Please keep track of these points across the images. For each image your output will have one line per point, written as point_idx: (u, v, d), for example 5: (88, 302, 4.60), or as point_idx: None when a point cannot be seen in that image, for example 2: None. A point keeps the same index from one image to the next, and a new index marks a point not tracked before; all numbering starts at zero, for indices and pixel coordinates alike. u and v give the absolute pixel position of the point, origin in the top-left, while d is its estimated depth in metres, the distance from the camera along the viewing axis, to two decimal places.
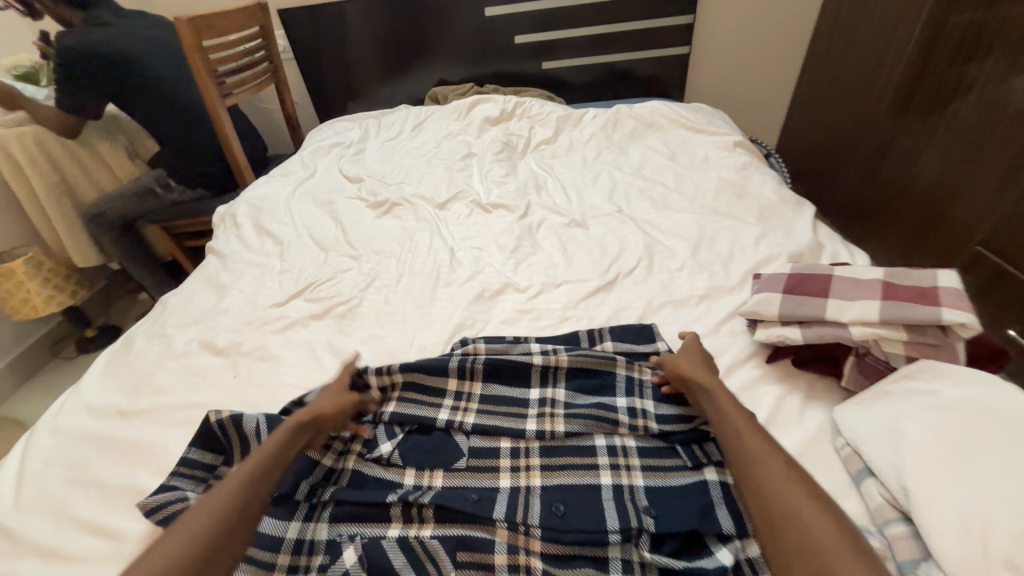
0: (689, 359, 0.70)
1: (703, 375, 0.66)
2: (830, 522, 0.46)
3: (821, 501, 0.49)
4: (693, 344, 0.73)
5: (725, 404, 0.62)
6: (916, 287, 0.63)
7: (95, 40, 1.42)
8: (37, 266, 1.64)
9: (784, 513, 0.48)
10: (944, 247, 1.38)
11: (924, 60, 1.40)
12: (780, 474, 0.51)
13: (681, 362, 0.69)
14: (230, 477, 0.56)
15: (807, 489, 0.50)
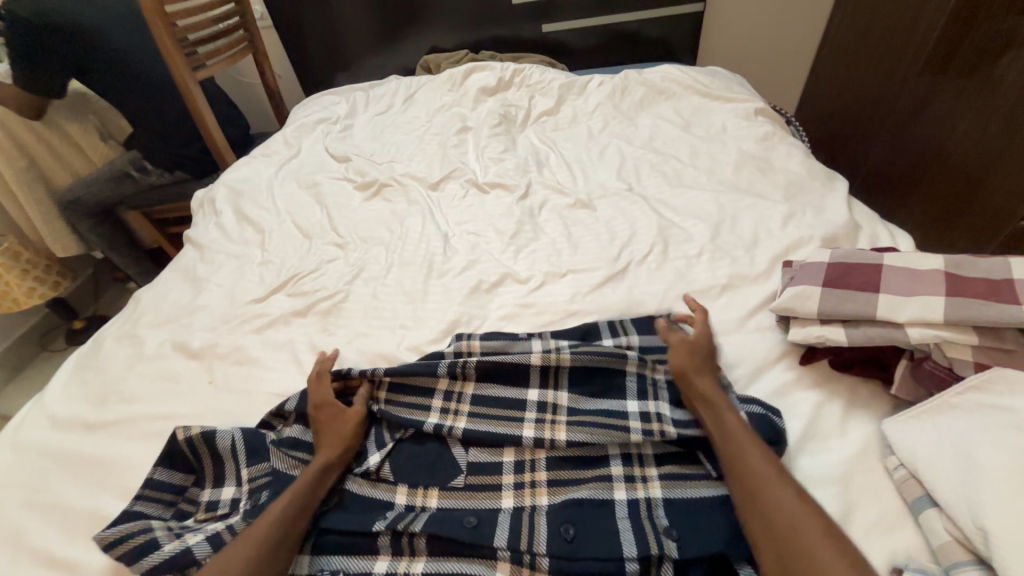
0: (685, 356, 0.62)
1: (699, 379, 0.59)
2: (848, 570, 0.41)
3: (830, 532, 0.43)
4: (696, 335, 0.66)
5: (728, 415, 0.55)
6: (987, 280, 0.53)
7: (48, 8, 1.28)
8: (15, 257, 1.56)
9: (795, 553, 0.43)
10: (981, 221, 1.26)
11: (968, 11, 1.24)
12: (789, 508, 0.45)
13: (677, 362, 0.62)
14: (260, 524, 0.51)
15: (823, 527, 0.44)
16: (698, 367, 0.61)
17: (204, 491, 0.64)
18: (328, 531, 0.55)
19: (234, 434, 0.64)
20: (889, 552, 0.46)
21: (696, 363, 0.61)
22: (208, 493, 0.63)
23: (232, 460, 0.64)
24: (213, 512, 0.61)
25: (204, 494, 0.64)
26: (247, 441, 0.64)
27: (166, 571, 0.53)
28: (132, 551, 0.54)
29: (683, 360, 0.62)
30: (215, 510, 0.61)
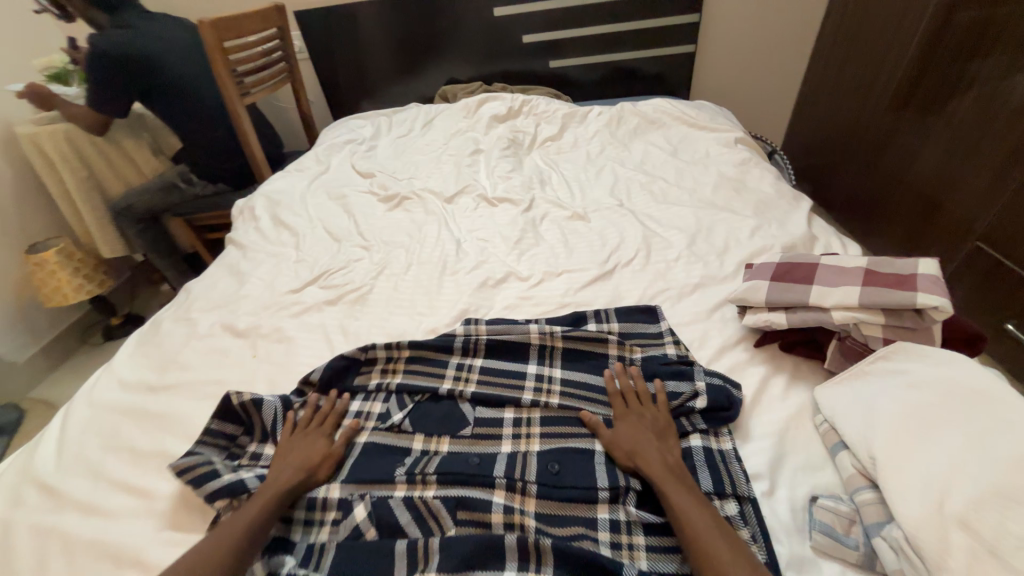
0: (633, 432, 0.64)
1: (653, 465, 0.59)
2: None
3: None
4: (639, 417, 0.66)
5: (681, 496, 0.55)
6: (897, 274, 0.66)
7: (122, 42, 1.49)
8: (69, 257, 1.73)
9: None
10: (944, 240, 1.40)
11: (925, 58, 1.42)
12: None
13: (623, 439, 0.63)
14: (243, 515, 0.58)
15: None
16: (646, 442, 0.62)
17: (251, 442, 0.76)
18: (357, 473, 0.65)
19: (272, 404, 0.75)
20: (811, 485, 0.58)
21: (643, 437, 0.62)
22: (257, 444, 0.75)
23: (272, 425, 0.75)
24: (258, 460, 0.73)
25: (252, 445, 0.75)
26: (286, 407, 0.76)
27: (224, 495, 0.64)
28: (196, 478, 0.65)
29: (631, 440, 0.63)
30: (259, 460, 0.73)
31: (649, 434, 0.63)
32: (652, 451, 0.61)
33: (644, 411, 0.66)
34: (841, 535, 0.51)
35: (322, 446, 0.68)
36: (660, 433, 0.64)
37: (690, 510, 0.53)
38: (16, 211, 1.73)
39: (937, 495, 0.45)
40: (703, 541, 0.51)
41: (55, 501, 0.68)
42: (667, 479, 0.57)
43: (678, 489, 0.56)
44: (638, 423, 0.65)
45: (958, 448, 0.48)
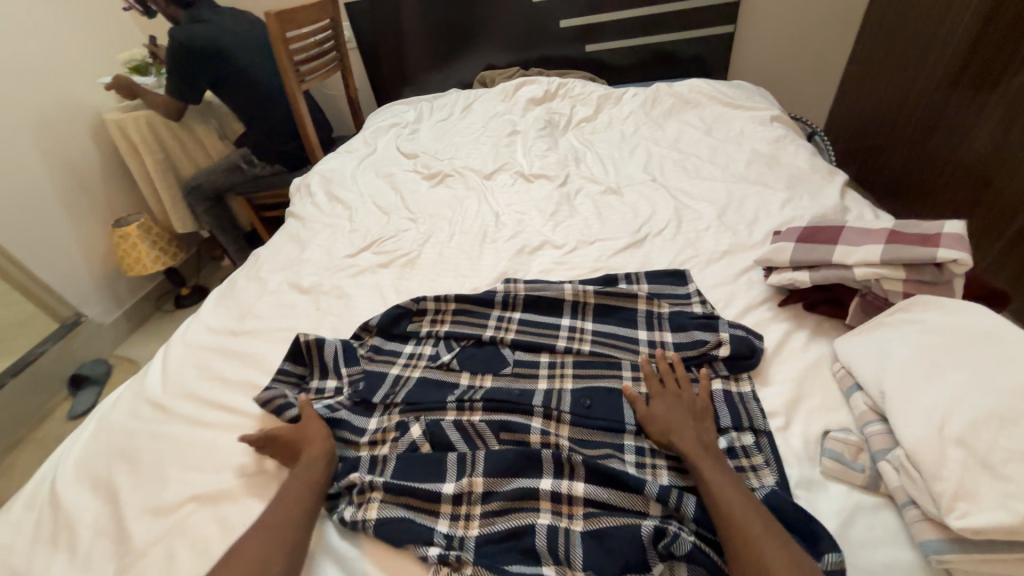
0: (670, 410, 0.64)
1: (686, 442, 0.59)
2: None
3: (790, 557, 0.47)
4: (678, 397, 0.66)
5: (713, 472, 0.55)
6: (922, 233, 0.69)
7: (197, 35, 1.64)
8: (147, 231, 1.93)
9: None
10: (993, 220, 1.36)
11: (979, 34, 1.37)
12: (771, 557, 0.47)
13: (657, 420, 0.63)
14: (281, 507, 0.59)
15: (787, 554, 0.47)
16: (683, 422, 0.62)
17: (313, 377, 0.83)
18: (413, 402, 0.73)
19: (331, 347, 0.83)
20: (824, 422, 0.63)
21: (679, 415, 0.63)
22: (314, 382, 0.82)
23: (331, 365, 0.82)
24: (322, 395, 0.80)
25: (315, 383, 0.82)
26: (347, 350, 0.84)
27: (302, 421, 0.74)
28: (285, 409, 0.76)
29: (666, 418, 0.63)
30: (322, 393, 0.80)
31: (685, 414, 0.63)
32: (687, 428, 0.61)
33: (681, 393, 0.67)
34: (848, 459, 0.56)
35: (308, 429, 0.69)
36: (697, 415, 0.64)
37: (721, 484, 0.54)
38: (104, 190, 1.94)
39: (938, 418, 0.50)
40: (736, 514, 0.50)
41: (164, 416, 0.81)
42: (700, 454, 0.58)
43: (709, 464, 0.56)
44: (675, 404, 0.65)
45: (964, 382, 0.52)
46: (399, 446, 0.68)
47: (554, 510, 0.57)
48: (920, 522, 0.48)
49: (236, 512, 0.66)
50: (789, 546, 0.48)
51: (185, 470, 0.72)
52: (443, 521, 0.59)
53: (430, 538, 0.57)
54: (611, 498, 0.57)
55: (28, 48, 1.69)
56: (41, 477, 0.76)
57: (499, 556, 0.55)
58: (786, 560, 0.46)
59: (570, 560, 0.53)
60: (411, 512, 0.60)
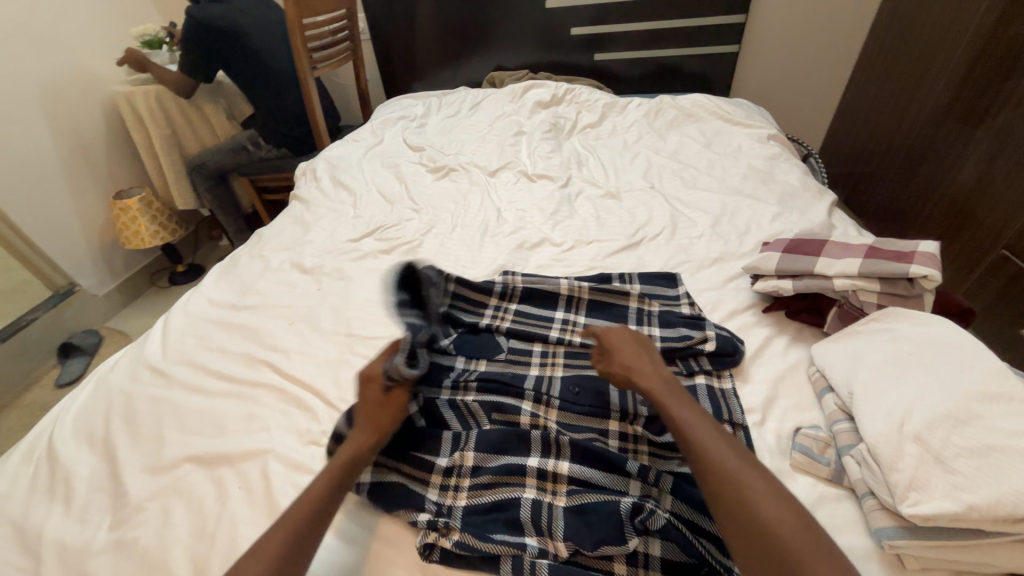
0: (627, 353, 0.68)
1: (650, 381, 0.63)
2: (789, 518, 0.47)
3: (769, 484, 0.50)
4: (630, 337, 0.71)
5: (681, 407, 0.59)
6: (898, 250, 0.74)
7: (214, 15, 1.66)
8: (148, 205, 1.93)
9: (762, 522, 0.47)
10: (973, 247, 1.42)
11: (970, 69, 1.44)
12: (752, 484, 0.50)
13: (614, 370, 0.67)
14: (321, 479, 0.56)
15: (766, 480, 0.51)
16: (640, 361, 0.67)
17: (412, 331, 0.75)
18: None
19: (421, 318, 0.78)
20: (797, 420, 0.67)
21: (636, 357, 0.67)
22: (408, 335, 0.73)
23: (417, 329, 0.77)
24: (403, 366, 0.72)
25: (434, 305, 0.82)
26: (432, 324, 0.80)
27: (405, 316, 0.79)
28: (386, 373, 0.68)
29: (624, 358, 0.68)
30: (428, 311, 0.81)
31: (640, 352, 0.69)
32: (647, 364, 0.66)
33: (630, 334, 0.72)
34: (816, 454, 0.60)
35: (382, 411, 0.64)
36: (650, 353, 0.69)
37: (691, 419, 0.58)
38: (105, 161, 1.94)
39: (899, 417, 0.54)
40: (709, 446, 0.54)
41: (164, 380, 0.83)
42: (664, 393, 0.62)
43: (680, 401, 0.60)
44: (629, 345, 0.70)
45: (926, 386, 0.56)
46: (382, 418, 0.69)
47: (539, 486, 0.60)
48: (877, 511, 0.52)
49: (232, 475, 0.68)
50: (766, 476, 0.51)
51: (184, 433, 0.74)
52: (433, 490, 0.62)
53: (420, 506, 0.60)
54: (594, 478, 0.60)
55: (42, 14, 1.70)
56: (38, 432, 0.77)
57: (488, 525, 0.58)
58: (768, 488, 0.50)
59: (553, 533, 0.56)
60: (405, 480, 0.63)
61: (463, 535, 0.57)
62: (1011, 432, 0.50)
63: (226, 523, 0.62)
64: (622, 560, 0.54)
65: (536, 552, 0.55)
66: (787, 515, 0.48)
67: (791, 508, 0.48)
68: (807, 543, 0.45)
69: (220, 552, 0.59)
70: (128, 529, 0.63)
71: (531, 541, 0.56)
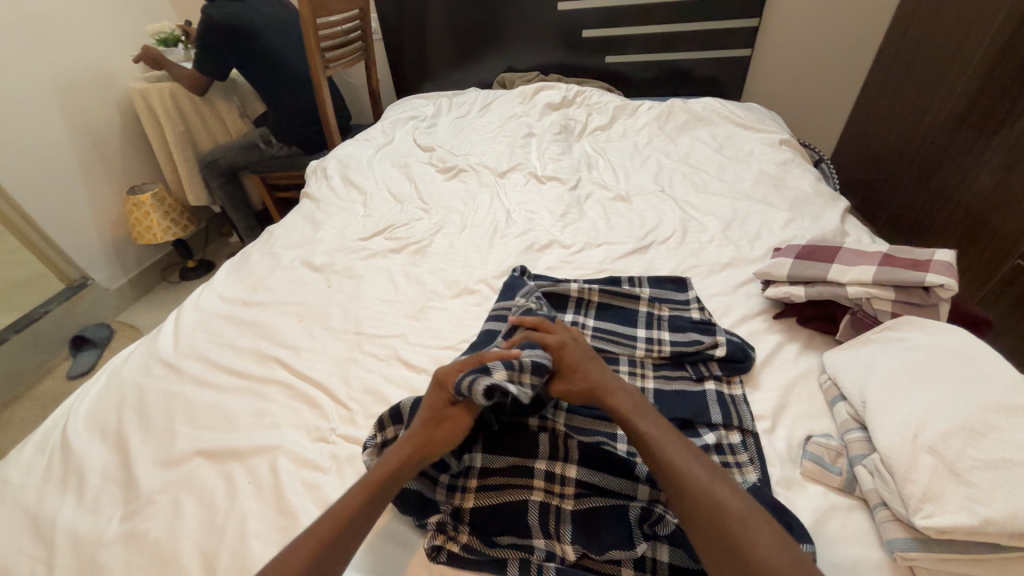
0: (582, 361, 0.65)
1: (613, 393, 0.61)
2: (767, 535, 0.47)
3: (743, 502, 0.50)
4: (579, 342, 0.68)
5: (648, 423, 0.58)
6: (913, 259, 0.73)
7: (229, 14, 1.68)
8: (161, 201, 1.95)
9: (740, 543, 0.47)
10: (989, 256, 1.40)
11: (988, 76, 1.42)
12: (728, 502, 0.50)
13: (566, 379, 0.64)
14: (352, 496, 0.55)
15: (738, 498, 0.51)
16: (598, 370, 0.64)
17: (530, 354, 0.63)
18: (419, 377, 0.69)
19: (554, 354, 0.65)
20: (808, 428, 0.66)
21: (591, 366, 0.65)
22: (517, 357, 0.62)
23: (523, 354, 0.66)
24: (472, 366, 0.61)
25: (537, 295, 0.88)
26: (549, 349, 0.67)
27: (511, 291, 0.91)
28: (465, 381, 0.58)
29: (578, 367, 0.64)
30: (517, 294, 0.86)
31: (595, 360, 0.66)
32: (601, 373, 0.64)
33: (577, 338, 0.69)
34: (828, 463, 0.60)
35: (438, 430, 0.59)
36: (600, 361, 0.67)
37: (659, 434, 0.56)
38: (120, 156, 1.97)
39: (914, 427, 0.53)
40: (680, 464, 0.53)
41: (176, 374, 0.83)
42: (629, 408, 0.60)
43: (645, 415, 0.59)
44: (581, 351, 0.67)
45: (941, 396, 0.56)
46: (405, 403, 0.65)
47: (547, 490, 0.60)
48: (889, 522, 0.51)
49: (242, 470, 0.69)
50: (738, 492, 0.51)
51: (195, 427, 0.75)
52: (440, 492, 0.61)
53: (429, 508, 0.60)
54: (604, 483, 0.60)
55: (62, 11, 1.72)
56: (52, 423, 0.78)
57: (496, 526, 0.58)
58: (743, 505, 0.50)
59: (561, 537, 0.56)
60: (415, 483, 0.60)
61: (472, 538, 0.57)
62: None
63: (236, 517, 0.63)
64: (630, 565, 0.54)
65: (544, 556, 0.55)
66: (765, 532, 0.48)
67: (768, 525, 0.48)
68: (788, 563, 0.45)
69: (229, 546, 0.60)
70: (140, 521, 0.63)
71: (539, 543, 0.56)
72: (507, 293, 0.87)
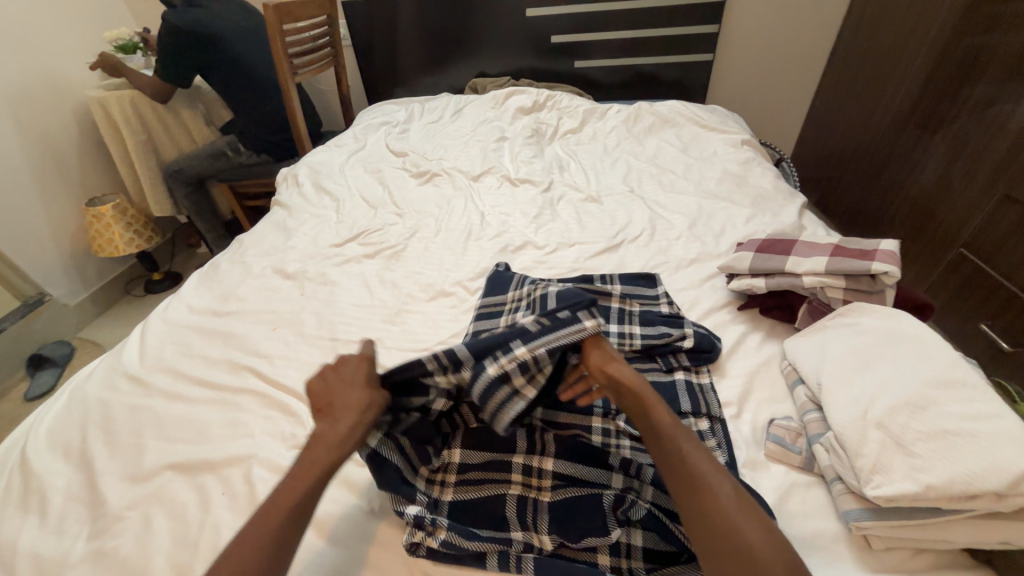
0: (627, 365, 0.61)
1: (654, 402, 0.57)
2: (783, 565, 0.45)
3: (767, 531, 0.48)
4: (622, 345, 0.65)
5: (685, 439, 0.54)
6: (862, 249, 0.78)
7: (191, 19, 1.64)
8: (123, 212, 1.88)
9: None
10: (934, 247, 1.49)
11: (930, 78, 1.51)
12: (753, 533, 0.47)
13: (593, 350, 0.61)
14: (293, 480, 0.53)
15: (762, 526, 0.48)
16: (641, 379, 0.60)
17: (558, 336, 0.60)
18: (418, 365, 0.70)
19: (596, 323, 0.62)
20: (771, 412, 0.70)
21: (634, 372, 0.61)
22: (545, 345, 0.59)
23: (557, 316, 0.62)
24: (493, 356, 0.60)
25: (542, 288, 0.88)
26: (586, 308, 0.63)
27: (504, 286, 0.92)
28: (485, 392, 0.58)
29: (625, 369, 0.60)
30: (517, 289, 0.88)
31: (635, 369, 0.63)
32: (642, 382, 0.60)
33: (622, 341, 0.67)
34: (789, 443, 0.63)
35: (350, 395, 0.58)
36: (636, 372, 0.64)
37: (694, 453, 0.53)
38: (78, 167, 1.89)
39: (863, 406, 0.57)
40: (710, 486, 0.50)
41: (143, 388, 0.81)
42: (669, 422, 0.56)
43: (682, 433, 0.55)
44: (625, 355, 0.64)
45: (888, 376, 0.60)
46: (429, 362, 0.60)
47: (525, 483, 0.61)
48: (844, 495, 0.55)
49: (215, 482, 0.67)
50: (762, 521, 0.49)
51: (165, 441, 0.73)
52: (422, 478, 0.62)
53: (410, 488, 0.59)
54: (579, 473, 0.61)
55: (11, 16, 1.65)
56: (9, 444, 0.75)
57: (476, 519, 0.59)
58: (766, 534, 0.47)
59: (538, 526, 0.58)
60: (401, 458, 0.60)
61: (449, 533, 0.56)
62: (964, 415, 0.53)
63: (210, 529, 0.61)
64: (605, 551, 0.56)
65: (521, 547, 0.56)
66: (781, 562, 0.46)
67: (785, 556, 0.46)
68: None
69: (204, 557, 0.59)
70: (107, 539, 0.61)
71: (516, 534, 0.57)
72: (495, 288, 0.90)
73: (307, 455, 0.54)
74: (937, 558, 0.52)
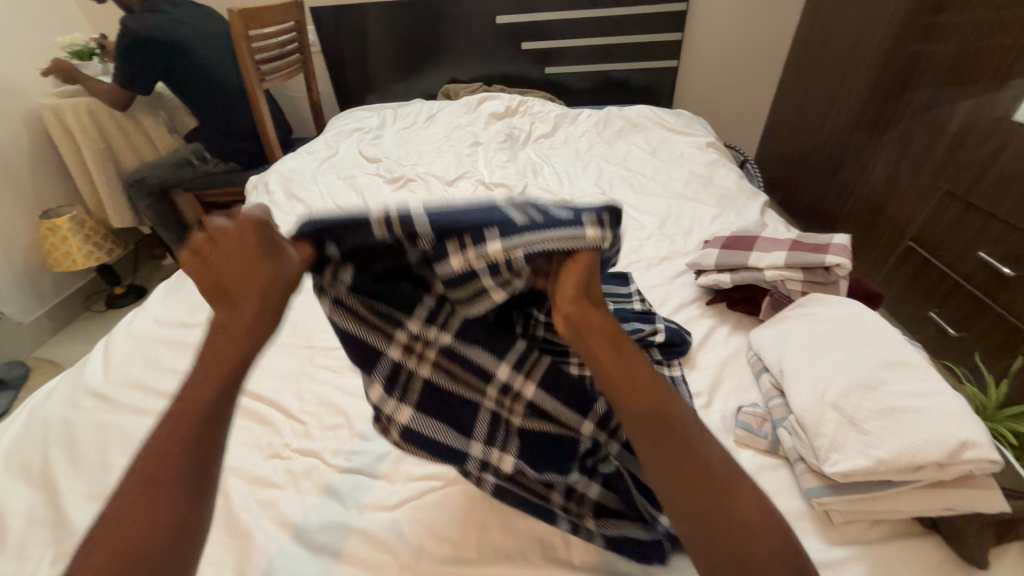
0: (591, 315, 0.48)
1: (627, 367, 0.46)
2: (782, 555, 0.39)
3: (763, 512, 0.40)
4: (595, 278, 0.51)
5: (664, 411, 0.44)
6: (817, 243, 0.83)
7: (151, 24, 1.60)
8: (81, 224, 1.80)
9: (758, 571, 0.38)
10: (885, 240, 1.59)
11: (877, 84, 1.61)
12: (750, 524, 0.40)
13: (570, 277, 0.48)
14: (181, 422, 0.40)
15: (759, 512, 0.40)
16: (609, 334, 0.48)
17: (548, 235, 0.47)
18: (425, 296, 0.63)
19: (601, 236, 0.48)
20: (739, 400, 0.73)
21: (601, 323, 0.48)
22: (524, 246, 0.47)
23: (555, 215, 0.50)
24: (457, 242, 0.48)
25: None
26: (595, 215, 0.49)
27: None
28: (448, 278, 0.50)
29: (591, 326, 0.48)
30: None
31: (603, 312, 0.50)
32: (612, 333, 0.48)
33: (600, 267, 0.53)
34: (755, 428, 0.66)
35: (249, 273, 0.44)
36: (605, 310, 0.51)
37: (676, 428, 0.43)
38: (30, 177, 1.80)
39: (821, 389, 0.61)
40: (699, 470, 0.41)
41: (107, 404, 0.78)
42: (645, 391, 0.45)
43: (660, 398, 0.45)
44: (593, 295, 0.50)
45: (842, 360, 0.64)
46: (377, 224, 0.48)
47: (496, 410, 0.56)
48: (806, 473, 0.58)
49: None
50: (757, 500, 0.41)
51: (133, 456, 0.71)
52: (394, 347, 0.53)
53: (376, 363, 0.53)
54: (558, 411, 0.55)
55: None
56: None
57: (443, 418, 0.55)
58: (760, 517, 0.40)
59: (503, 450, 0.56)
60: (360, 328, 0.53)
61: (401, 439, 0.55)
62: (910, 393, 0.57)
63: None
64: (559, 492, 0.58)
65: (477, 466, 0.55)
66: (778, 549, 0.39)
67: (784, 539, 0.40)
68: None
69: None
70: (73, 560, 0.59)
71: (475, 455, 0.55)
72: None
73: (196, 382, 0.42)
74: (891, 528, 0.56)
